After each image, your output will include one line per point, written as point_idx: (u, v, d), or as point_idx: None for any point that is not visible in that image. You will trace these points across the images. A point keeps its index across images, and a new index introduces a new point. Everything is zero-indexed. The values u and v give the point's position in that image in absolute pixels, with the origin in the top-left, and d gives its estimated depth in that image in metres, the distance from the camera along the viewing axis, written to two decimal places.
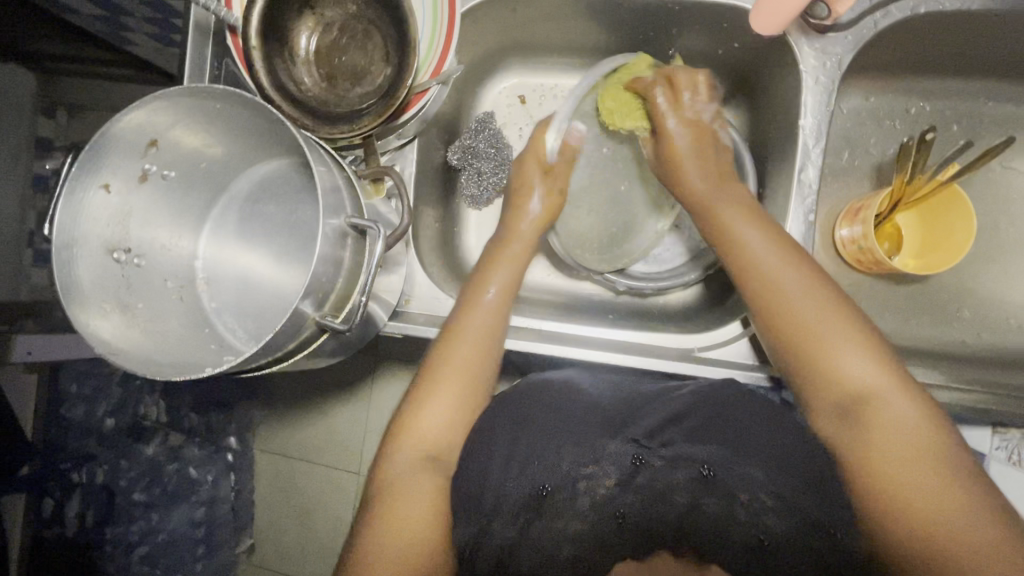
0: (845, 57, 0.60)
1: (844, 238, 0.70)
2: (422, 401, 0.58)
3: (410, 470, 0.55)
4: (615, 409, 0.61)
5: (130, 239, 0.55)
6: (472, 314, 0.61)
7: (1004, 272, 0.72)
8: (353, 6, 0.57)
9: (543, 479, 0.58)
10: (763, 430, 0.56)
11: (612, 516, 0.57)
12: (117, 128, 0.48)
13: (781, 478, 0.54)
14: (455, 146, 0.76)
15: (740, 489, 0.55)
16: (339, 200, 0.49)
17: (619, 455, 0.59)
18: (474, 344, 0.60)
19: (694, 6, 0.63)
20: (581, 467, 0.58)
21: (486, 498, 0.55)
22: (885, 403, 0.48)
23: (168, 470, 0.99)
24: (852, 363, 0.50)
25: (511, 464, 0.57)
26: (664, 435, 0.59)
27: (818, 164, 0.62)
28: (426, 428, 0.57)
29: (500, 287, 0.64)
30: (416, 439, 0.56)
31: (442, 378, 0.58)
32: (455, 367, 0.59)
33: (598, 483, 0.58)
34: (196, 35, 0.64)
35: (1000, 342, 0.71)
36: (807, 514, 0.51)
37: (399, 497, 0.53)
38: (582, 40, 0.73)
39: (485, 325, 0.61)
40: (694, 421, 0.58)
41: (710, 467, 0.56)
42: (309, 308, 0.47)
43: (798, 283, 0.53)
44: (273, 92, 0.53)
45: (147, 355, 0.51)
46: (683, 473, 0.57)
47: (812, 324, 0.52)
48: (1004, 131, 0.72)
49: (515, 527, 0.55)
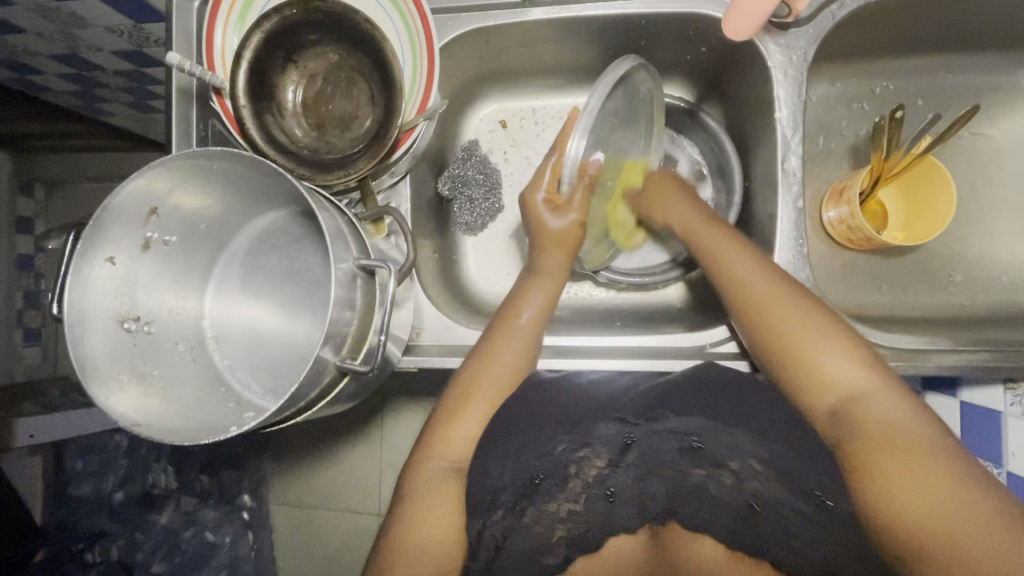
0: (808, 50, 0.63)
1: (833, 219, 0.72)
2: (449, 425, 0.59)
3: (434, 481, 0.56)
4: (608, 397, 0.64)
5: (138, 308, 0.55)
6: (508, 337, 0.63)
7: (990, 233, 0.75)
8: (335, 56, 0.58)
9: (536, 467, 0.59)
10: (762, 403, 0.59)
11: (603, 493, 0.59)
12: (117, 202, 0.49)
13: (767, 445, 0.56)
14: (445, 177, 0.78)
15: (730, 457, 0.57)
16: (345, 243, 0.50)
17: (609, 436, 0.60)
18: (506, 369, 0.62)
19: (659, 19, 0.66)
20: (572, 451, 0.60)
21: (477, 492, 0.57)
22: (869, 403, 0.49)
23: (185, 537, 0.98)
24: (829, 363, 0.51)
25: (508, 456, 0.60)
26: (649, 414, 0.61)
27: (799, 153, 0.64)
28: (455, 451, 0.58)
29: (535, 310, 0.65)
30: (442, 457, 0.57)
31: (477, 396, 0.60)
32: (489, 386, 0.61)
33: (590, 465, 0.59)
34: (180, 99, 0.65)
35: (996, 299, 0.73)
36: (807, 482, 0.53)
37: (422, 506, 0.54)
38: (555, 62, 0.76)
39: (518, 349, 0.63)
40: (682, 399, 0.60)
41: (698, 439, 0.58)
42: (328, 355, 0.48)
43: (796, 318, 0.54)
44: (267, 146, 0.54)
45: (169, 425, 0.50)
46: (673, 447, 0.59)
47: (798, 344, 0.53)
48: (967, 100, 0.75)
49: (512, 518, 0.56)
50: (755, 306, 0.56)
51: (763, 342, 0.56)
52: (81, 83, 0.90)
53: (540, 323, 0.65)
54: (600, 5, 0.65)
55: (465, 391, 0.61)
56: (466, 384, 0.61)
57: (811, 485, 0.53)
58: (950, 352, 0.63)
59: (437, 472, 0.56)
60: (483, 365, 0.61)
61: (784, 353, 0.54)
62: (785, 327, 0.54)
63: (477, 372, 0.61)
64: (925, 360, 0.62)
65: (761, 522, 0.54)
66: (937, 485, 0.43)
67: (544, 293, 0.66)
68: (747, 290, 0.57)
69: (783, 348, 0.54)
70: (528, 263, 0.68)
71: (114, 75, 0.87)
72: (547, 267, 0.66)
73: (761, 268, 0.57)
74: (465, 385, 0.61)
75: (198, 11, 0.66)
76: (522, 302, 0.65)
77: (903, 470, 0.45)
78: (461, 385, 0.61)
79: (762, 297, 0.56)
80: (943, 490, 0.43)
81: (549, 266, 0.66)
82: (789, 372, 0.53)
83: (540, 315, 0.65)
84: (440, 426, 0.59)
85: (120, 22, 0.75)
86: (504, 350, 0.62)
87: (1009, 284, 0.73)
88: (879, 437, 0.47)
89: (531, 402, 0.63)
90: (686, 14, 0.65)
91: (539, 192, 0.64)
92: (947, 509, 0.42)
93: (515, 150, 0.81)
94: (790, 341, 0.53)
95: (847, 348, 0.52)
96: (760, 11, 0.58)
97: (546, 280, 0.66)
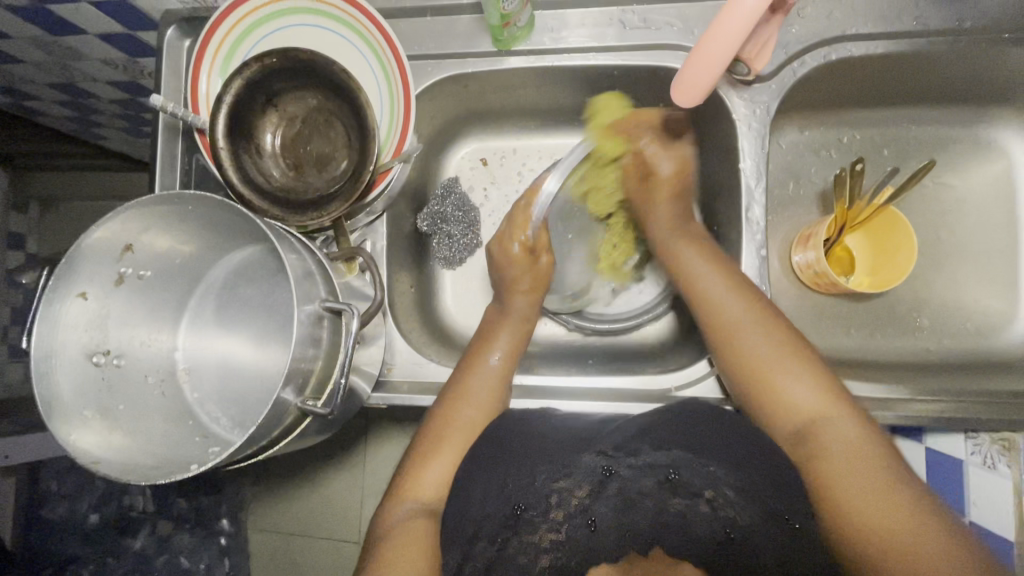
0: (772, 104, 0.66)
1: (800, 263, 0.74)
2: (426, 461, 0.63)
3: (407, 520, 0.59)
4: (587, 428, 0.61)
5: (109, 341, 0.55)
6: (477, 376, 0.66)
7: (953, 279, 0.77)
8: (314, 100, 0.60)
9: (519, 498, 0.57)
10: (732, 428, 0.57)
11: (585, 522, 0.58)
12: (91, 241, 0.50)
13: (745, 472, 0.54)
14: (424, 213, 0.79)
15: (704, 486, 0.56)
16: (312, 285, 0.51)
17: (590, 467, 0.58)
18: (477, 408, 0.65)
19: (630, 70, 0.69)
20: (553, 480, 0.58)
21: (466, 525, 0.56)
22: (829, 424, 0.55)
23: (158, 563, 0.97)
24: (797, 390, 0.58)
25: (489, 489, 0.57)
26: (630, 445, 0.58)
27: (763, 202, 0.66)
28: (427, 487, 0.61)
29: (503, 354, 0.69)
30: (416, 496, 0.61)
31: (446, 440, 0.64)
32: (460, 429, 0.64)
33: (570, 496, 0.58)
34: (166, 134, 0.67)
35: (959, 345, 0.75)
36: (767, 500, 0.52)
37: (400, 543, 0.57)
38: (534, 105, 0.78)
39: (489, 390, 0.66)
40: (662, 430, 0.58)
41: (674, 470, 0.57)
42: (289, 396, 0.48)
43: (767, 348, 0.60)
44: (243, 186, 0.56)
45: (132, 461, 0.51)
46: (650, 479, 0.58)
47: (771, 368, 0.59)
48: (929, 152, 0.77)
49: (495, 548, 0.56)
50: (739, 347, 0.61)
51: (739, 376, 0.61)
52: (77, 109, 0.93)
53: (509, 367, 0.68)
54: (572, 56, 0.68)
55: (436, 434, 0.64)
56: (440, 428, 0.64)
57: (782, 509, 0.51)
58: (911, 400, 0.64)
59: (408, 513, 0.60)
60: (458, 404, 0.64)
61: (759, 380, 0.59)
62: (757, 354, 0.60)
63: (452, 412, 0.64)
64: (885, 408, 0.64)
65: (738, 550, 0.53)
66: (881, 495, 0.50)
67: (510, 336, 0.70)
68: (711, 305, 0.64)
69: (759, 374, 0.59)
70: (499, 302, 0.73)
71: (108, 102, 0.90)
72: (513, 307, 0.72)
73: (738, 298, 0.63)
74: (438, 428, 0.65)
75: (188, 51, 0.69)
76: (491, 342, 0.69)
77: (844, 477, 0.51)
78: (436, 423, 0.65)
79: (736, 328, 0.62)
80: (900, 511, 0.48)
81: (516, 310, 0.72)
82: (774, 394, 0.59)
83: (509, 358, 0.69)
84: (413, 468, 0.63)
85: (115, 56, 0.77)
86: (478, 391, 0.65)
87: (973, 330, 0.75)
88: (832, 454, 0.53)
89: (509, 440, 0.60)
90: (656, 67, 0.67)
91: (515, 242, 0.71)
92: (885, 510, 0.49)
93: (494, 187, 0.83)
94: (764, 364, 0.59)
95: (815, 381, 0.57)
96: (702, 81, 0.58)
97: (511, 322, 0.71)
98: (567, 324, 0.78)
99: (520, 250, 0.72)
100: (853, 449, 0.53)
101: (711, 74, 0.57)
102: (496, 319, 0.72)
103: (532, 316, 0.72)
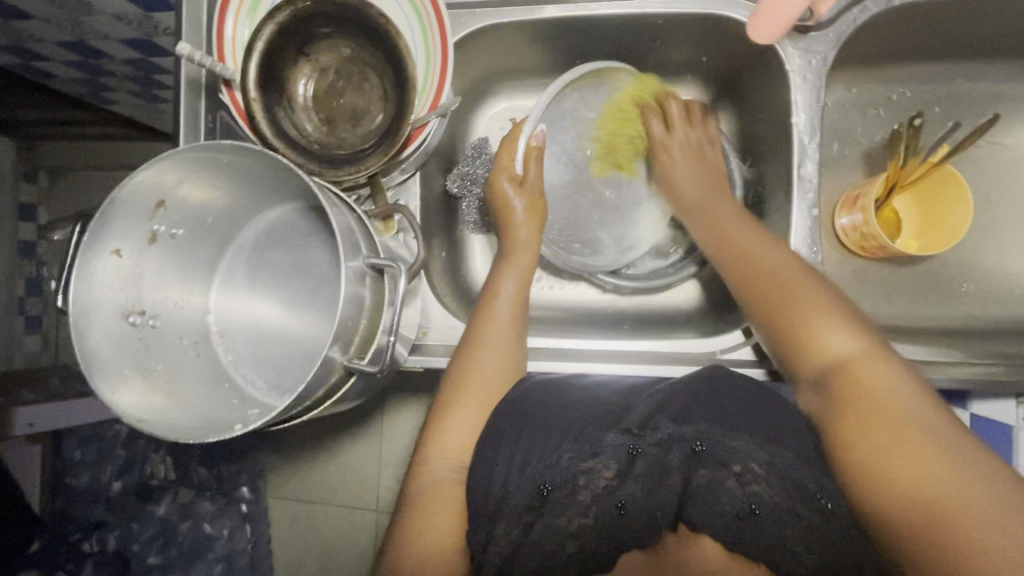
0: (828, 54, 0.63)
1: (845, 226, 0.72)
2: (444, 417, 0.60)
3: (434, 479, 0.58)
4: (616, 401, 0.61)
5: (143, 301, 0.54)
6: (490, 319, 0.64)
7: (1002, 243, 0.74)
8: (347, 50, 0.58)
9: (543, 478, 0.57)
10: (760, 402, 0.57)
11: (614, 505, 0.57)
12: (125, 193, 0.48)
13: (777, 447, 0.53)
14: (453, 175, 0.77)
15: (733, 459, 0.54)
16: (355, 240, 0.49)
17: (616, 447, 0.58)
18: (498, 353, 0.62)
19: (676, 18, 0.65)
20: (581, 461, 0.57)
21: (493, 494, 0.55)
22: (866, 368, 0.49)
23: (183, 528, 0.96)
24: (831, 338, 0.52)
25: (513, 464, 0.56)
26: (651, 422, 0.58)
27: (816, 158, 0.63)
28: (449, 442, 0.59)
29: (514, 294, 0.65)
30: (440, 451, 0.59)
31: (466, 391, 0.61)
32: (478, 381, 0.61)
33: (597, 476, 0.58)
34: (188, 90, 0.64)
35: (1006, 310, 0.72)
36: (802, 481, 0.51)
37: (427, 505, 0.56)
38: (569, 60, 0.75)
39: (506, 329, 0.63)
40: (686, 406, 0.58)
41: (700, 442, 0.56)
42: (335, 354, 0.47)
43: (800, 285, 0.55)
44: (276, 139, 0.53)
45: (174, 422, 0.50)
46: (676, 453, 0.57)
47: (794, 303, 0.54)
48: (983, 110, 0.74)
49: (520, 530, 0.56)
50: (798, 313, 0.54)
51: (767, 316, 0.56)
52: (87, 70, 0.88)
53: (521, 305, 0.65)
54: (616, 3, 0.65)
55: (454, 386, 0.61)
56: (457, 386, 0.61)
57: (812, 488, 0.50)
58: (960, 365, 0.63)
59: (436, 470, 0.58)
60: (478, 353, 0.62)
61: (788, 328, 0.54)
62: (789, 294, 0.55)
63: (473, 362, 0.62)
64: (937, 373, 0.62)
65: (763, 526, 0.52)
66: (932, 460, 0.42)
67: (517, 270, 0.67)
68: (739, 250, 0.61)
69: (782, 322, 0.55)
70: (499, 248, 0.69)
71: (120, 64, 0.86)
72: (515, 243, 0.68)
73: (772, 249, 0.59)
74: (459, 379, 0.62)
75: (208, 0, 0.65)
76: (500, 279, 0.66)
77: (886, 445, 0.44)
78: (452, 379, 0.62)
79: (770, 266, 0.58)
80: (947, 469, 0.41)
81: (522, 243, 0.68)
82: (802, 339, 0.53)
83: (517, 301, 0.65)
84: (435, 422, 0.61)
85: (129, 10, 0.74)
86: (493, 339, 0.62)
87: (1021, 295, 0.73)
88: (876, 404, 0.46)
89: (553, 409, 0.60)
90: (705, 14, 0.64)
91: (503, 179, 0.69)
92: (938, 477, 0.41)
93: None
94: (794, 314, 0.54)
95: (853, 327, 0.52)
96: (782, 21, 0.59)
97: (518, 257, 0.68)
98: (604, 283, 0.76)
99: (507, 183, 0.69)
100: (900, 403, 0.46)
101: (791, 15, 0.58)
102: (505, 257, 0.68)
103: (534, 255, 0.68)
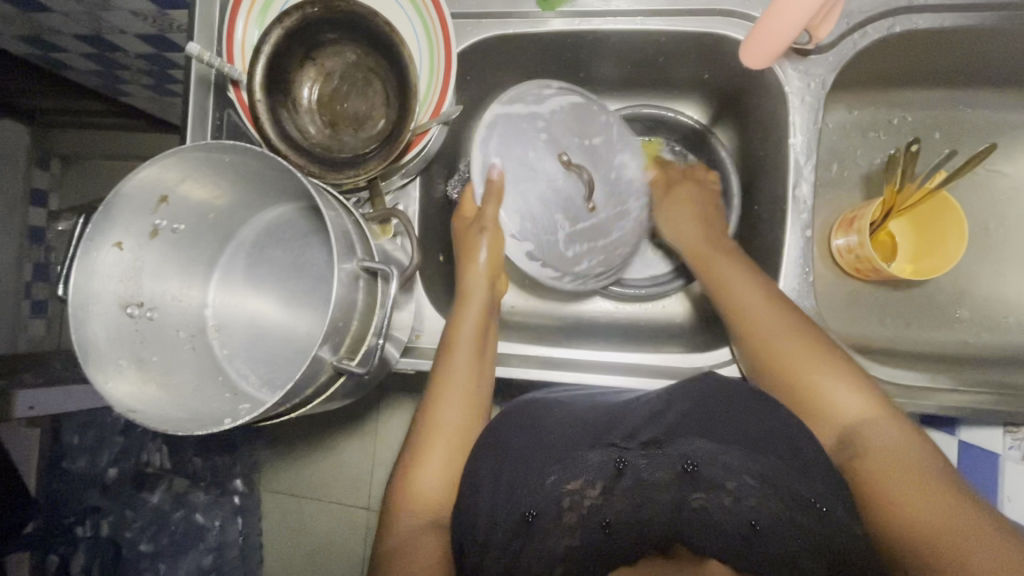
0: (827, 77, 0.63)
1: (841, 247, 0.72)
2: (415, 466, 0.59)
3: (414, 535, 0.57)
4: (595, 418, 0.59)
5: (142, 293, 0.55)
6: (454, 368, 0.61)
7: (998, 270, 0.74)
8: (352, 55, 0.59)
9: (529, 503, 0.55)
10: (748, 415, 0.55)
11: (598, 525, 0.56)
12: (128, 188, 0.49)
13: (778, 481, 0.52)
14: (454, 179, 0.78)
15: (725, 478, 0.54)
16: (350, 242, 0.50)
17: (599, 464, 0.56)
18: (459, 396, 0.61)
19: (680, 37, 0.66)
20: (564, 483, 0.56)
21: (480, 529, 0.54)
22: (830, 391, 0.55)
23: (175, 517, 0.96)
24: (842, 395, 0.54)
25: (500, 490, 0.55)
26: (643, 438, 0.56)
27: (811, 180, 0.64)
28: (422, 493, 0.58)
29: (477, 331, 0.63)
30: (415, 502, 0.58)
31: (431, 444, 0.60)
32: (443, 431, 0.60)
33: (581, 498, 0.56)
34: (198, 87, 0.65)
35: (1000, 338, 0.72)
36: (809, 530, 0.51)
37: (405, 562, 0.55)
38: (573, 72, 0.75)
39: (471, 373, 0.61)
40: (707, 423, 0.56)
41: (693, 462, 0.55)
42: (326, 353, 0.48)
43: (759, 300, 0.60)
44: (279, 141, 0.55)
45: (165, 412, 0.51)
46: (664, 470, 0.56)
47: (784, 354, 0.57)
48: (984, 136, 0.74)
49: (508, 557, 0.53)
50: (806, 371, 0.56)
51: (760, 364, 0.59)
52: (102, 64, 0.90)
53: (485, 338, 0.63)
54: (621, 19, 0.66)
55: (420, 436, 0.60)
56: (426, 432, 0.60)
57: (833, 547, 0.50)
58: (949, 391, 0.63)
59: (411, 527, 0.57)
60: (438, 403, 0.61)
61: (779, 370, 0.57)
62: (749, 299, 0.60)
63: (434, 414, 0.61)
64: (925, 398, 0.62)
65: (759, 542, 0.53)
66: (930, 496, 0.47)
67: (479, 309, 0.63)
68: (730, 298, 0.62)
69: (775, 368, 0.57)
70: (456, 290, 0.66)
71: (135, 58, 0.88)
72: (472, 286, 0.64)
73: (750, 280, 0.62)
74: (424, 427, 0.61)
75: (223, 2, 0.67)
76: (463, 320, 0.63)
77: (898, 486, 0.49)
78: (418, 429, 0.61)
79: (766, 331, 0.58)
80: (943, 506, 0.47)
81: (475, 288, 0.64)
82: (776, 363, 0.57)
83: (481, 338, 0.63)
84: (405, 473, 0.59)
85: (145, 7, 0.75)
86: (456, 380, 0.61)
87: (1016, 324, 0.72)
88: (885, 465, 0.50)
89: (539, 423, 0.60)
90: (707, 33, 0.65)
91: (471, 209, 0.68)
92: (940, 515, 0.46)
93: None
94: (796, 368, 0.56)
95: (856, 384, 0.54)
96: (780, 41, 0.58)
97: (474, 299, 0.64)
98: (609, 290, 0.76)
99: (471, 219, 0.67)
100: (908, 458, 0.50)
101: (788, 34, 0.57)
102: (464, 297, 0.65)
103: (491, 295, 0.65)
